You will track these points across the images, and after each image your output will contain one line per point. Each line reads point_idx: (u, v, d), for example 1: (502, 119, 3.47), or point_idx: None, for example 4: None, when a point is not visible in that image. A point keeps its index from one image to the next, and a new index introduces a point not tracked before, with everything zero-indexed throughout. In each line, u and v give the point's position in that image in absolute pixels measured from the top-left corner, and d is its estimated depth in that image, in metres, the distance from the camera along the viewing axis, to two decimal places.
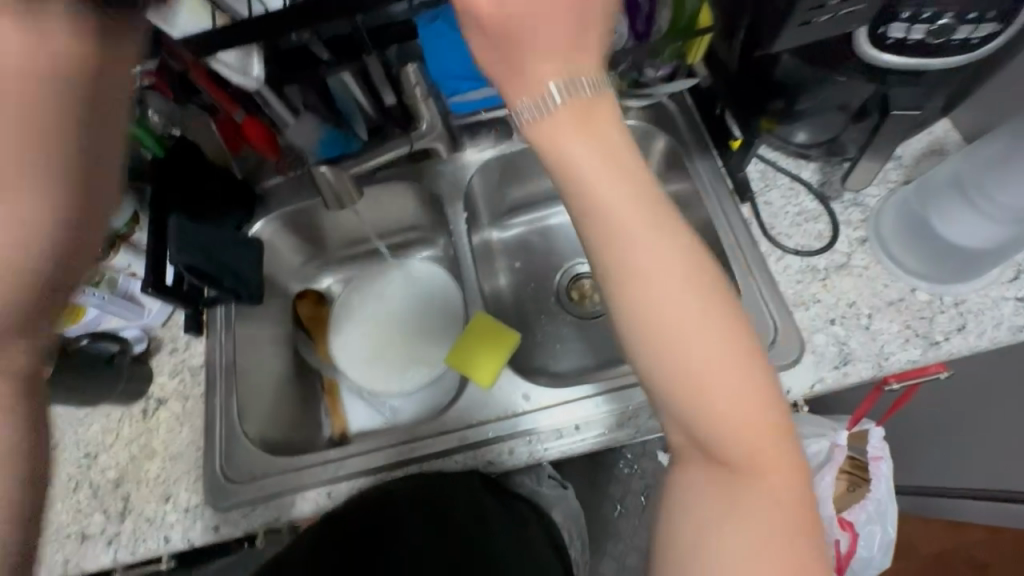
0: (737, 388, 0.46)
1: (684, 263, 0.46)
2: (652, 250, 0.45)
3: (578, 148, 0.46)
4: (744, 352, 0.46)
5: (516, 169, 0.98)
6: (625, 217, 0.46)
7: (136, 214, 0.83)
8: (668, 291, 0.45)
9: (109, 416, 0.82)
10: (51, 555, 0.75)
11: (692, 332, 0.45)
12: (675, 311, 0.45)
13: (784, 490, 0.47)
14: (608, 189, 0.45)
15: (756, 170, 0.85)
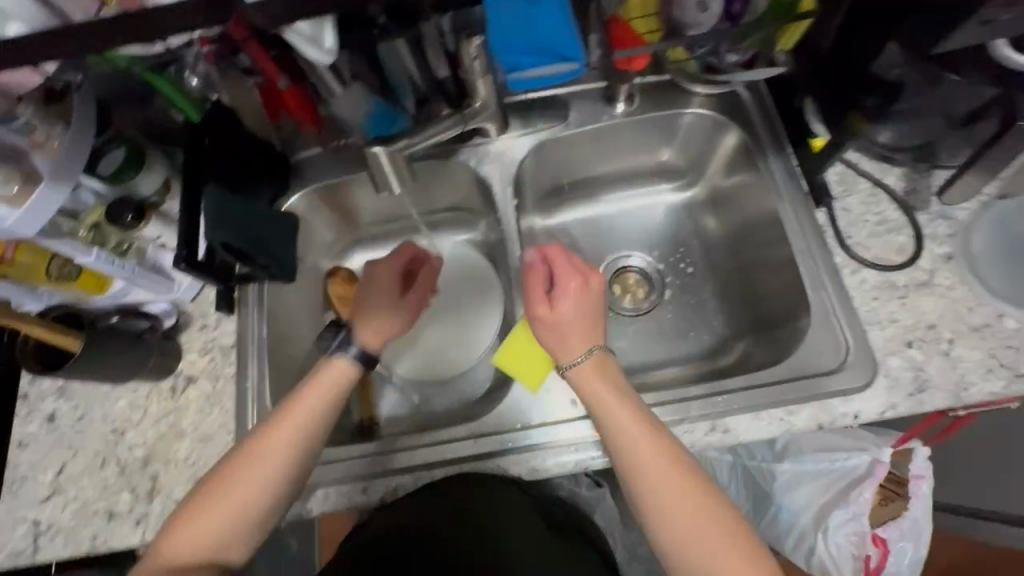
0: (730, 557, 0.57)
1: (671, 460, 0.60)
2: (645, 452, 0.60)
3: (586, 372, 0.66)
4: (731, 523, 0.58)
5: (569, 154, 0.91)
6: (627, 436, 0.61)
7: (169, 181, 0.78)
8: (669, 494, 0.59)
9: (137, 391, 0.79)
10: (78, 530, 0.74)
11: (694, 531, 0.58)
12: (677, 512, 0.58)
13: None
14: (614, 415, 0.63)
15: (836, 172, 0.78)
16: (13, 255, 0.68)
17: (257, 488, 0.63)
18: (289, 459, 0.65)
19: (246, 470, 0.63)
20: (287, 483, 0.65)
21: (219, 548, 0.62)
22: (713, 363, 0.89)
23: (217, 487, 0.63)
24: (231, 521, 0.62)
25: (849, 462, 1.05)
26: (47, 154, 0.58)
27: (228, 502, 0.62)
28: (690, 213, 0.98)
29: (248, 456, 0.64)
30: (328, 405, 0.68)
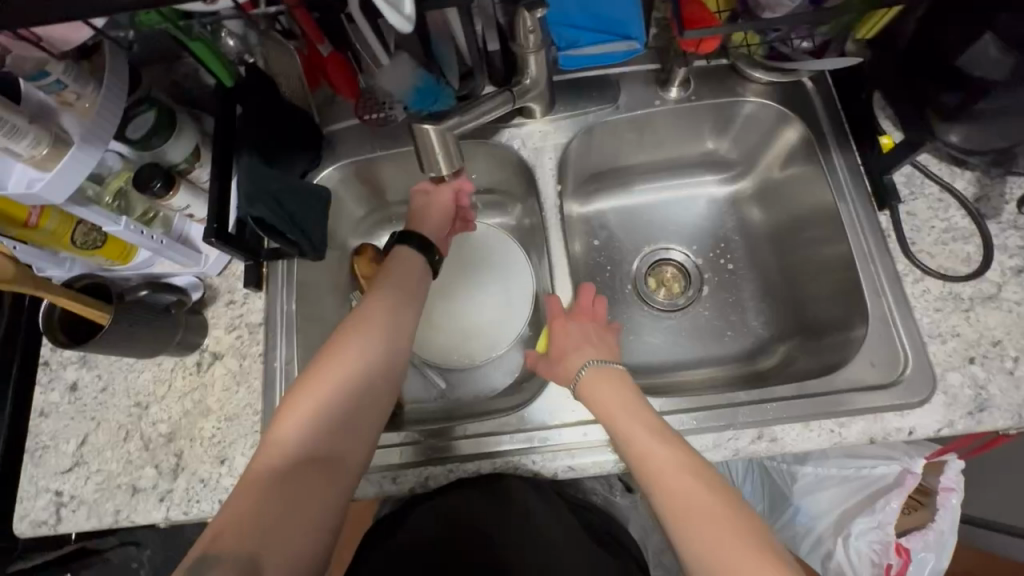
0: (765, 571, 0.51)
1: (687, 467, 0.57)
2: (660, 462, 0.58)
3: (600, 382, 0.65)
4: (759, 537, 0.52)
5: (615, 139, 0.87)
6: (643, 442, 0.60)
7: (199, 148, 0.73)
8: (688, 501, 0.55)
9: (161, 365, 0.77)
10: (101, 504, 0.73)
11: (719, 545, 0.52)
12: (700, 520, 0.54)
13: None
14: (631, 427, 0.61)
15: (902, 174, 0.74)
16: (38, 222, 0.63)
17: (354, 369, 0.64)
18: (377, 342, 0.67)
19: (338, 355, 0.64)
20: (380, 365, 0.66)
21: (328, 436, 0.61)
22: (752, 366, 0.86)
23: (315, 375, 0.63)
24: (335, 406, 0.62)
25: (876, 470, 1.03)
26: (77, 115, 0.55)
27: (331, 387, 0.62)
28: (735, 207, 0.94)
29: (340, 343, 0.65)
30: (406, 291, 0.72)
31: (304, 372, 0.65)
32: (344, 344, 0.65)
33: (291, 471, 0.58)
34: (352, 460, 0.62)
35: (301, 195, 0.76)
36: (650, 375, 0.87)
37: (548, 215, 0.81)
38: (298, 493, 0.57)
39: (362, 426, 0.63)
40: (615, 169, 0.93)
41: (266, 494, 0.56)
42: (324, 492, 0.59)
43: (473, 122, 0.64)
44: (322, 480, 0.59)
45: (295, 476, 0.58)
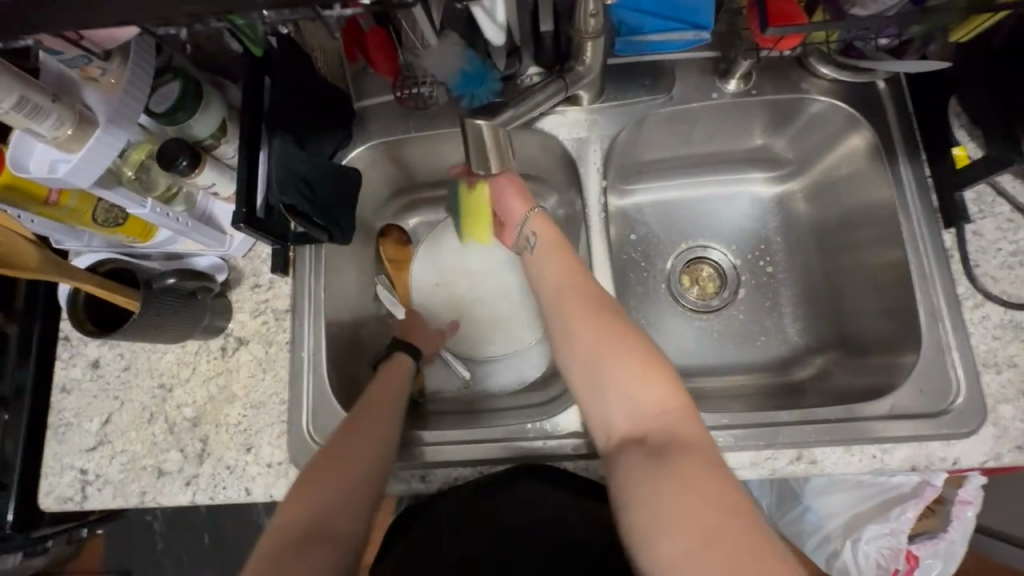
0: (641, 376, 0.58)
1: (589, 296, 0.64)
2: (563, 271, 0.66)
3: (538, 227, 0.71)
4: (642, 355, 0.59)
5: (663, 131, 0.82)
6: (550, 267, 0.68)
7: (225, 123, 0.68)
8: (584, 324, 0.62)
9: (185, 347, 0.75)
10: (126, 485, 0.72)
11: (598, 341, 0.61)
12: (597, 339, 0.61)
13: (715, 466, 0.52)
14: (548, 253, 0.69)
15: (974, 190, 0.70)
16: (59, 199, 0.59)
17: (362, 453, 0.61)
18: (380, 426, 0.64)
19: (348, 437, 0.62)
20: (387, 449, 0.63)
21: (331, 519, 0.56)
22: (786, 375, 0.84)
23: (320, 459, 0.61)
24: (340, 490, 0.58)
25: (894, 480, 1.02)
26: (103, 91, 0.51)
27: (335, 469, 0.59)
28: (781, 207, 0.89)
29: (347, 429, 0.63)
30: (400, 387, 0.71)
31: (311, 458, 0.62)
32: (353, 428, 0.63)
33: (299, 542, 0.54)
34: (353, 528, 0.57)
35: (331, 178, 0.72)
36: (681, 377, 0.85)
37: (591, 211, 0.77)
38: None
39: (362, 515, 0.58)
40: (657, 161, 0.88)
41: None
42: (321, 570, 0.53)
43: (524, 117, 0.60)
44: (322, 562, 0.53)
45: (295, 561, 0.53)
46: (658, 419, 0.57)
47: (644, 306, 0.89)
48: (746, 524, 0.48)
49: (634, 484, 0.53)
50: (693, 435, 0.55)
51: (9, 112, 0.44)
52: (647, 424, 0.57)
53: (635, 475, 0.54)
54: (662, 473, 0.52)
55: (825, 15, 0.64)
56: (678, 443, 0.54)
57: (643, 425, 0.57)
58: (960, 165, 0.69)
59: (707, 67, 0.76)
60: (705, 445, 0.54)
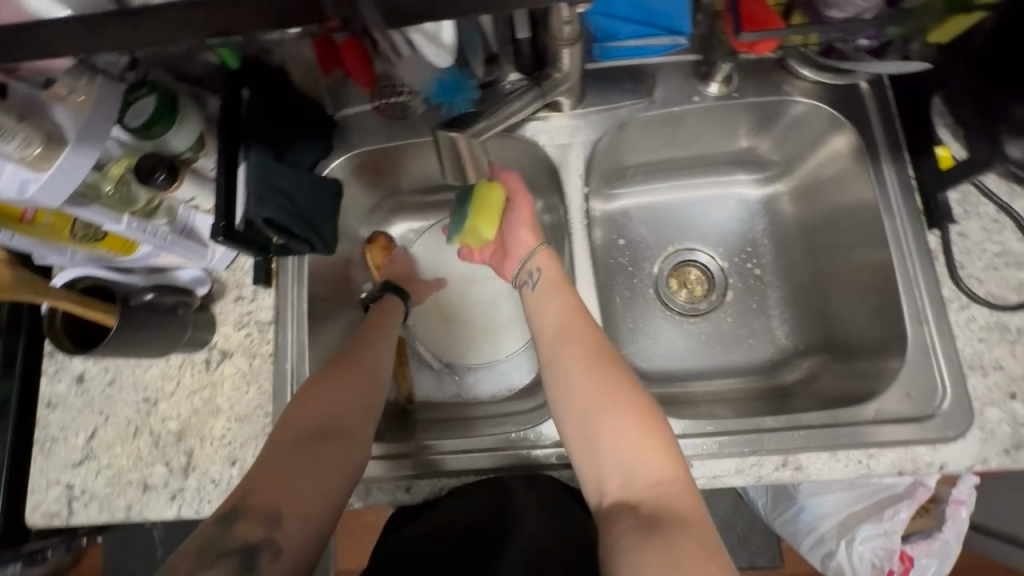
0: (639, 437, 0.57)
1: (592, 344, 0.65)
2: (568, 322, 0.67)
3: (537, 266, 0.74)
4: (645, 412, 0.59)
5: (646, 135, 0.81)
6: (555, 316, 0.68)
7: (203, 136, 0.68)
8: (586, 374, 0.62)
9: (169, 360, 0.75)
10: (112, 499, 0.72)
11: (596, 396, 0.61)
12: (598, 389, 0.61)
13: (711, 548, 0.49)
14: (549, 291, 0.71)
15: (958, 191, 0.69)
16: (35, 217, 0.60)
17: (365, 385, 0.65)
18: (379, 364, 0.68)
19: (352, 368, 0.66)
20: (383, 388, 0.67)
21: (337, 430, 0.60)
22: (774, 378, 0.83)
23: (322, 378, 0.64)
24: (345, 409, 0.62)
25: (887, 481, 1.01)
26: (71, 109, 0.50)
27: (337, 392, 0.63)
28: (767, 209, 0.89)
29: (347, 360, 0.67)
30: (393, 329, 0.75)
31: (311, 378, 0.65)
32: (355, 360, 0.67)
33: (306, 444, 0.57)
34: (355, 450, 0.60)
35: (311, 189, 0.72)
36: (668, 382, 0.84)
37: (574, 217, 0.77)
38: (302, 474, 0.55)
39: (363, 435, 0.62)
40: (641, 165, 0.87)
41: (271, 475, 0.55)
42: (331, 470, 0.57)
43: (501, 126, 0.60)
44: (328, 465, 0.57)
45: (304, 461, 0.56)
46: (653, 486, 0.54)
47: (631, 310, 0.89)
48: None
49: (623, 548, 0.50)
50: (689, 507, 0.53)
51: None
52: (641, 491, 0.54)
53: (624, 539, 0.51)
54: (651, 539, 0.49)
55: (802, 18, 0.64)
56: (671, 514, 0.51)
57: (637, 491, 0.54)
58: (944, 166, 0.68)
59: (689, 70, 0.76)
60: (700, 523, 0.51)
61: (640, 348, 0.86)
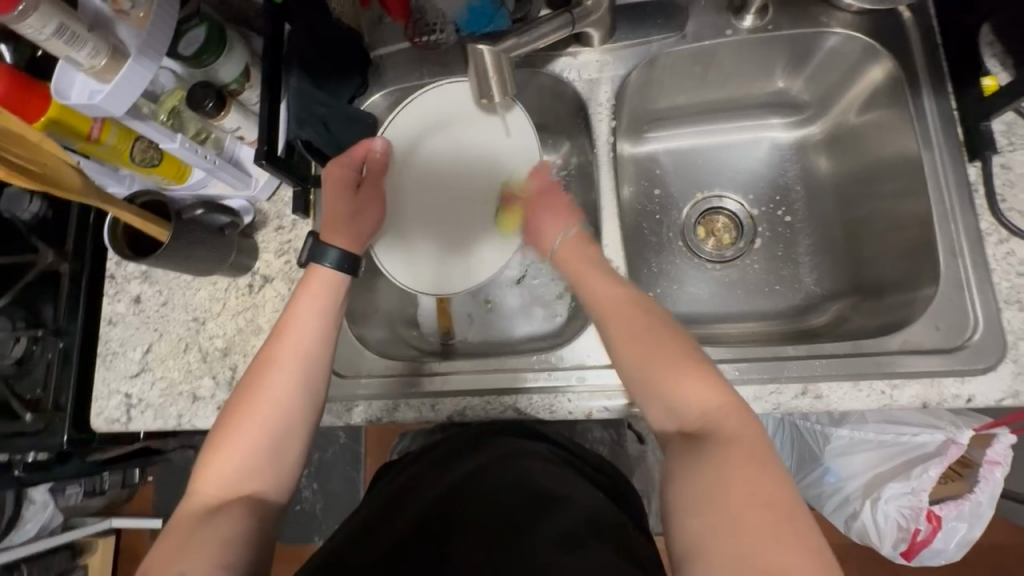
0: (687, 376, 0.52)
1: (626, 298, 0.58)
2: (595, 279, 0.61)
3: (566, 250, 0.65)
4: (679, 350, 0.53)
5: (678, 73, 0.81)
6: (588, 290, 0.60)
7: (248, 68, 0.72)
8: (625, 326, 0.56)
9: (216, 284, 0.81)
10: (165, 408, 0.79)
11: (635, 342, 0.55)
12: (639, 337, 0.55)
13: (759, 462, 0.46)
14: (580, 265, 0.63)
15: (1002, 122, 0.67)
16: (100, 136, 0.64)
17: (278, 407, 0.56)
18: (303, 366, 0.58)
19: (257, 390, 0.56)
20: (307, 398, 0.58)
21: (253, 472, 0.54)
22: (801, 322, 0.82)
23: (232, 415, 0.56)
24: (257, 446, 0.55)
25: (917, 438, 0.97)
26: (135, 26, 0.54)
27: (253, 429, 0.55)
28: (801, 153, 0.88)
29: (257, 377, 0.57)
30: (329, 311, 0.61)
31: (219, 414, 0.57)
32: (263, 374, 0.57)
33: (212, 510, 0.51)
34: (274, 494, 0.55)
35: (349, 122, 0.76)
36: (695, 325, 0.84)
37: (601, 156, 0.77)
38: (214, 538, 0.49)
39: (291, 457, 0.56)
40: (673, 109, 0.87)
41: (176, 550, 0.48)
42: (231, 528, 0.50)
43: (529, 46, 0.62)
44: (239, 521, 0.51)
45: (210, 527, 0.50)
46: (701, 416, 0.50)
47: (658, 255, 0.88)
48: (792, 526, 0.42)
49: (678, 474, 0.48)
50: (743, 429, 0.48)
51: (51, 39, 0.49)
52: (692, 421, 0.51)
53: (679, 465, 0.49)
54: (701, 460, 0.47)
55: None
56: (719, 431, 0.48)
57: (690, 420, 0.51)
58: (988, 93, 0.67)
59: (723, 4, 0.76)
60: (755, 435, 0.48)
61: (667, 293, 0.86)
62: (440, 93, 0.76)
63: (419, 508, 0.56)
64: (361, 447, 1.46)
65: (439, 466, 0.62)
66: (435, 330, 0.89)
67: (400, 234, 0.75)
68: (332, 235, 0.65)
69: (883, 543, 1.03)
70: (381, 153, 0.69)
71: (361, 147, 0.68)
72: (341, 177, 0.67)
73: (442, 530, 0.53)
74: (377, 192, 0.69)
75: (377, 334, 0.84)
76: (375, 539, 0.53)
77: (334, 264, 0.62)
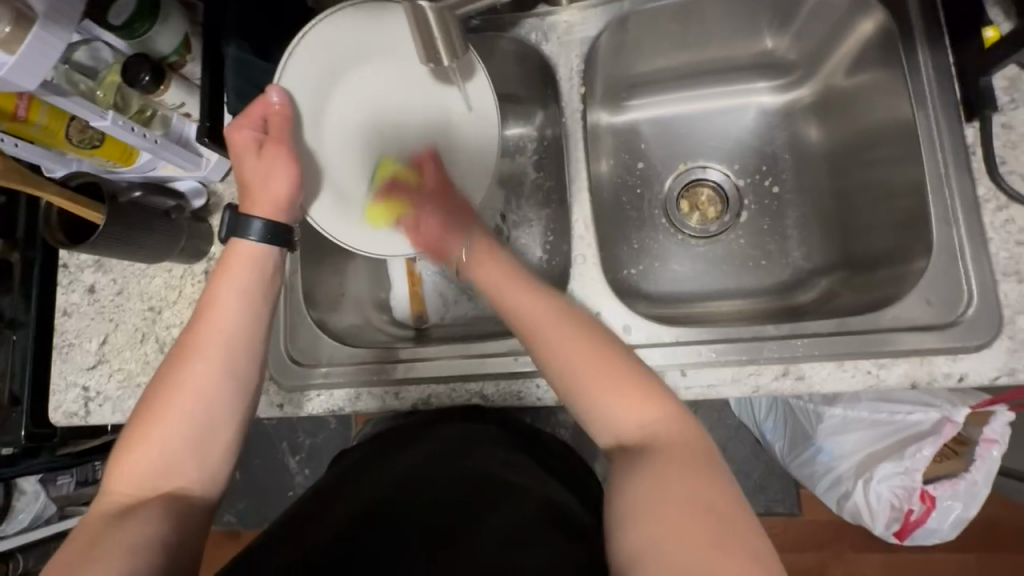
0: (620, 393, 0.50)
1: (556, 308, 0.54)
2: (526, 291, 0.56)
3: (477, 258, 0.60)
4: (608, 360, 0.51)
5: (655, 34, 0.75)
6: (509, 298, 0.56)
7: (189, 38, 0.67)
8: (554, 345, 0.52)
9: (172, 271, 0.77)
10: (123, 401, 0.76)
11: (567, 361, 0.52)
12: (569, 357, 0.52)
13: (702, 472, 0.45)
14: (505, 276, 0.58)
15: (1005, 77, 0.62)
16: (27, 115, 0.59)
17: (200, 398, 0.53)
18: (226, 354, 0.55)
19: (178, 379, 0.53)
20: (232, 385, 0.55)
21: (172, 465, 0.52)
22: (788, 300, 0.78)
23: (149, 407, 0.53)
24: (177, 439, 0.52)
25: (912, 417, 0.93)
26: None
27: (173, 420, 0.52)
28: (790, 119, 0.82)
29: (177, 364, 0.54)
30: (257, 295, 0.57)
31: (138, 403, 0.54)
32: (182, 363, 0.53)
33: (128, 507, 0.49)
34: (198, 489, 0.52)
35: None
36: (677, 304, 0.79)
37: (571, 126, 0.72)
38: (128, 537, 0.47)
39: (217, 447, 0.53)
40: (653, 74, 0.81)
41: (88, 550, 0.46)
42: (144, 523, 0.48)
43: (484, 2, 0.51)
44: (158, 519, 0.49)
45: (123, 527, 0.48)
46: (641, 428, 0.49)
47: (638, 231, 0.83)
48: (737, 535, 0.42)
49: (624, 488, 0.46)
50: (684, 437, 0.48)
51: None
52: (632, 434, 0.49)
53: (621, 477, 0.47)
54: (645, 472, 0.46)
55: None
56: (661, 445, 0.47)
57: (627, 434, 0.50)
58: (989, 45, 0.61)
59: None
60: (691, 444, 0.48)
61: (647, 271, 0.81)
62: (326, 38, 0.65)
63: (367, 496, 0.54)
64: (350, 434, 1.44)
65: (391, 451, 0.60)
66: (406, 314, 0.85)
67: (341, 194, 0.68)
68: (251, 204, 0.60)
69: (876, 524, 1.00)
70: (280, 102, 0.62)
71: (256, 103, 0.62)
72: (247, 141, 0.62)
73: (387, 519, 0.51)
74: (284, 143, 0.62)
75: (343, 319, 0.81)
76: (325, 516, 0.51)
77: (258, 237, 0.58)
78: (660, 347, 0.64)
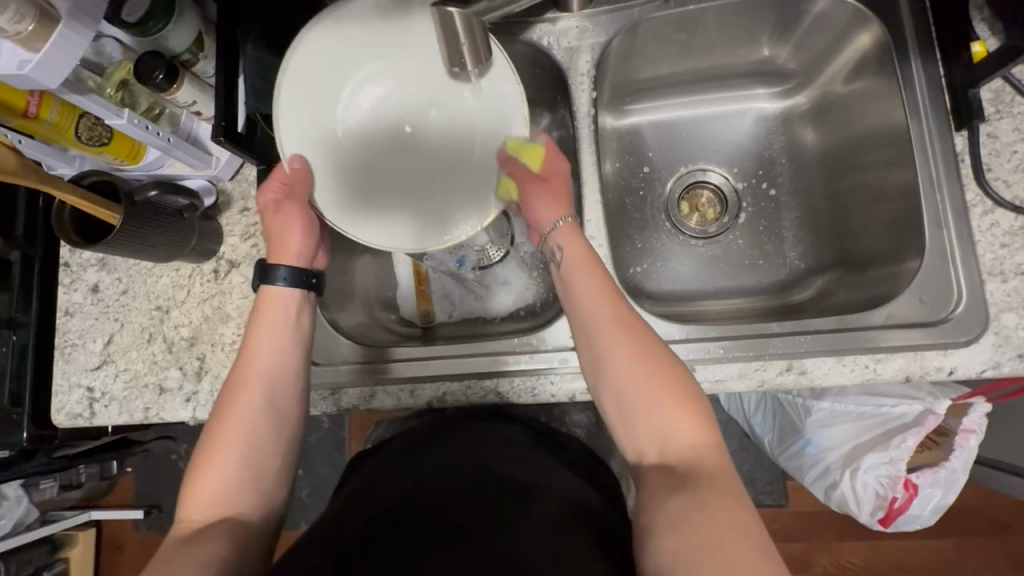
0: (670, 404, 0.53)
1: (621, 308, 0.58)
2: (594, 286, 0.60)
3: (565, 235, 0.63)
4: (663, 369, 0.54)
5: (661, 41, 0.78)
6: (580, 291, 0.60)
7: (202, 36, 0.66)
8: (616, 343, 0.56)
9: (179, 270, 0.77)
10: (130, 401, 0.75)
11: (628, 362, 0.55)
12: (629, 357, 0.55)
13: (735, 496, 0.48)
14: (576, 268, 0.61)
15: (990, 89, 0.66)
16: (39, 112, 0.58)
17: (248, 428, 0.55)
18: (268, 385, 0.57)
19: (228, 412, 0.55)
20: (274, 411, 0.56)
21: (229, 495, 0.52)
22: (785, 298, 0.81)
23: (205, 443, 0.54)
24: (231, 468, 0.53)
25: (896, 409, 0.98)
26: None
27: (225, 451, 0.53)
28: (787, 125, 0.85)
29: (225, 398, 0.56)
30: (292, 330, 0.60)
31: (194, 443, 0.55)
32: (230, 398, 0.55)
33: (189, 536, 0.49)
34: (253, 515, 0.53)
35: None
36: (679, 303, 0.82)
37: (581, 129, 0.73)
38: (193, 562, 0.47)
39: (268, 471, 0.54)
40: (656, 79, 0.84)
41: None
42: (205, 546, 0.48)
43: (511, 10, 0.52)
44: (219, 541, 0.49)
45: (187, 552, 0.48)
46: (685, 448, 0.52)
47: (642, 231, 0.86)
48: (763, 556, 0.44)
49: (658, 504, 0.49)
50: (716, 464, 0.51)
51: None
52: (674, 450, 0.52)
53: (658, 493, 0.50)
54: (684, 492, 0.48)
55: None
56: (700, 466, 0.50)
57: (670, 449, 0.52)
58: (977, 59, 0.65)
59: None
60: (727, 474, 0.50)
61: (649, 270, 0.84)
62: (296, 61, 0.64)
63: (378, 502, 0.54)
64: (344, 434, 1.43)
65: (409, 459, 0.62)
66: (413, 312, 0.87)
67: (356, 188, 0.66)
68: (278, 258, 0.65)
69: (862, 511, 1.05)
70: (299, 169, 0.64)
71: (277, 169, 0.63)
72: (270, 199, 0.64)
73: (406, 516, 0.51)
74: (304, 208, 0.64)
75: (353, 317, 0.81)
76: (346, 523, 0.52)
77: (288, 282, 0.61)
78: (669, 345, 0.66)
